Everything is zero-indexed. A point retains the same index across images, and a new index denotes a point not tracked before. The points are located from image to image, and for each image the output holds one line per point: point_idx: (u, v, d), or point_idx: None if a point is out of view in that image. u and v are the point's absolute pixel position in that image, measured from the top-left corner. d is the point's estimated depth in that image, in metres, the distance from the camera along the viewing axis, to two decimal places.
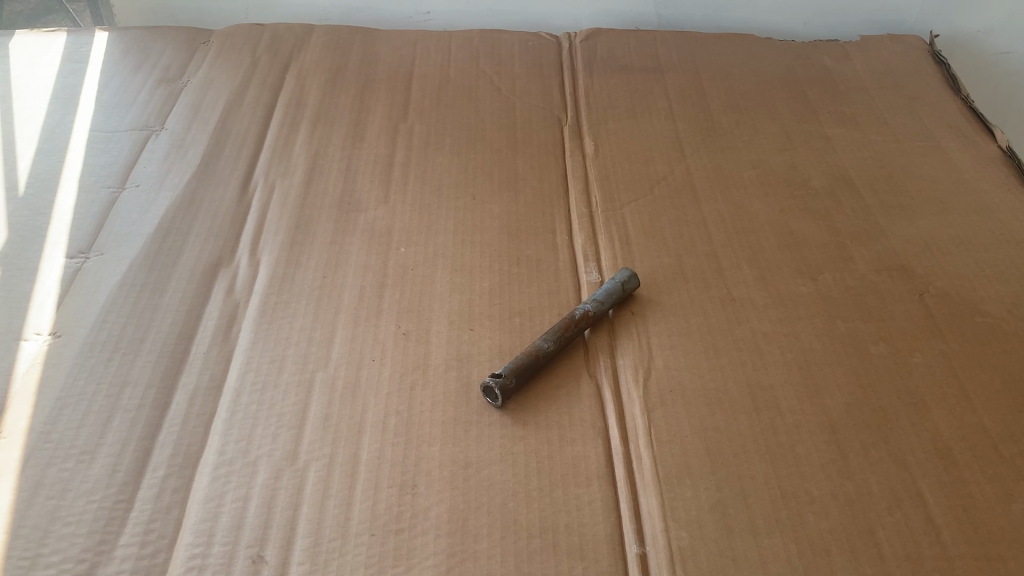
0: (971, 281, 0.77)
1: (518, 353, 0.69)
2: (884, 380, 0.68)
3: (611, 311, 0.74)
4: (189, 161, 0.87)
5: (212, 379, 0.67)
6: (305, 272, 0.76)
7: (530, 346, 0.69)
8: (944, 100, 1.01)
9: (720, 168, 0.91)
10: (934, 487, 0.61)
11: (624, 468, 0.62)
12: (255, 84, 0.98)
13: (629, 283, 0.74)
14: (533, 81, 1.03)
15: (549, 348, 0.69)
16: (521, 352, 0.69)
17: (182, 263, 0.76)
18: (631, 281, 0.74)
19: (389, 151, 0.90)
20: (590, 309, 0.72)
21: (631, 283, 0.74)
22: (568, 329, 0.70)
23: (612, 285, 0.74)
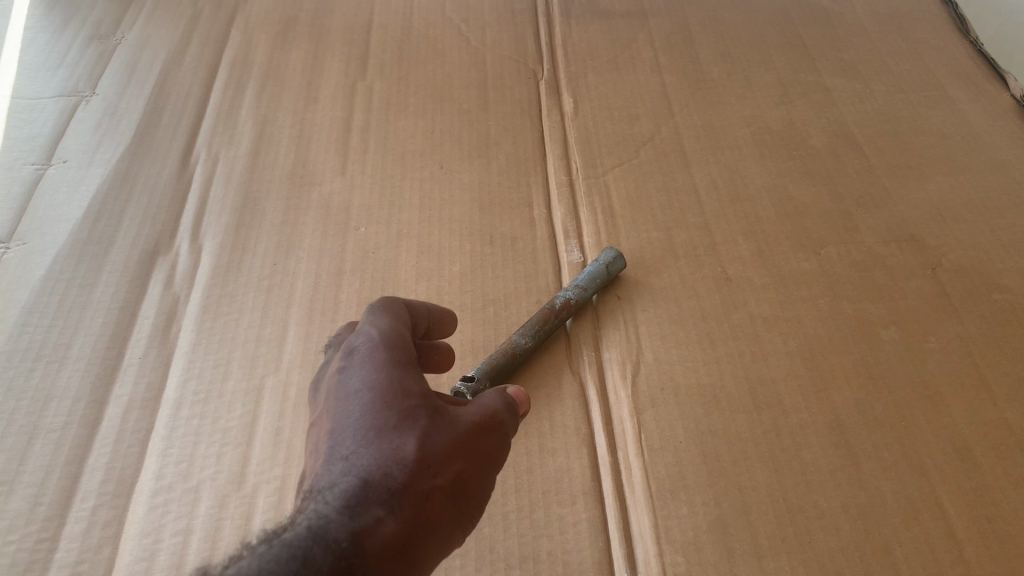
0: (987, 252, 0.70)
1: (493, 352, 0.62)
2: (896, 370, 0.62)
3: (594, 296, 0.67)
4: (123, 132, 0.78)
5: (148, 390, 0.59)
6: (253, 259, 0.68)
7: (505, 342, 0.62)
8: (950, 44, 0.93)
9: (711, 126, 0.83)
10: (954, 495, 0.55)
11: (612, 482, 0.56)
12: (197, 40, 0.89)
13: (614, 265, 0.67)
14: (505, 28, 0.93)
15: (527, 344, 0.61)
16: (495, 349, 0.61)
17: (115, 252, 0.68)
18: (616, 263, 0.67)
19: (346, 114, 0.82)
20: (573, 296, 0.65)
21: (616, 265, 0.67)
22: (549, 321, 0.63)
23: (595, 268, 0.66)
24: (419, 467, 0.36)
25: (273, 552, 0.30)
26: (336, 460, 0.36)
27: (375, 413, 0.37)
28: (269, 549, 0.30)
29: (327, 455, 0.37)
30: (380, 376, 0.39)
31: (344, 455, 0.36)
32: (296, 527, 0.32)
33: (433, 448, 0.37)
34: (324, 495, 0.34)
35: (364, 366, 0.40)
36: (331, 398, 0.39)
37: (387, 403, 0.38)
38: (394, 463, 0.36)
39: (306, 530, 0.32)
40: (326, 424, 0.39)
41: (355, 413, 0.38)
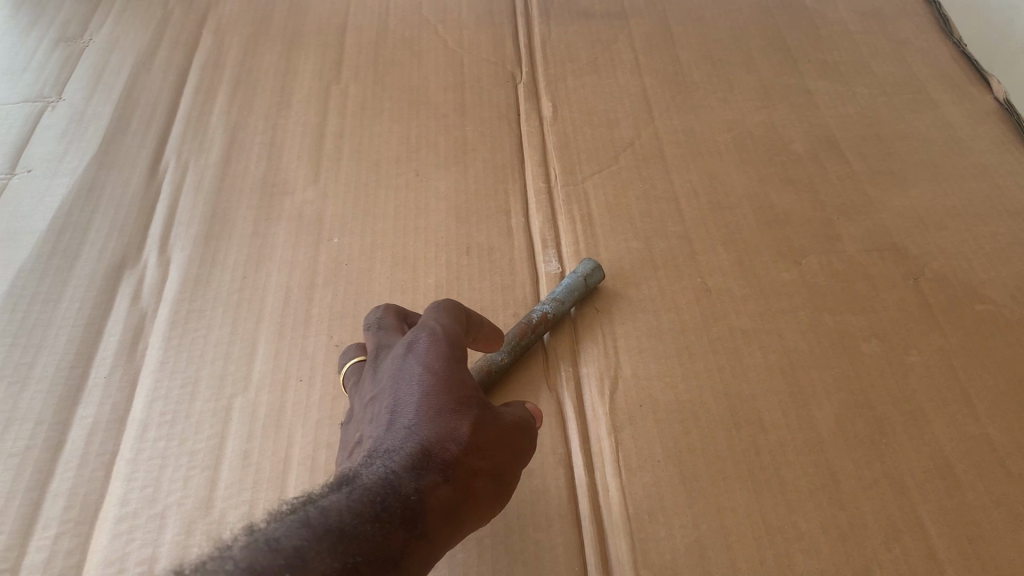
0: (970, 261, 0.69)
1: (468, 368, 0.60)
2: (877, 384, 0.61)
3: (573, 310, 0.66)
4: (90, 139, 0.76)
5: (114, 411, 0.58)
6: (223, 272, 0.67)
7: (481, 359, 0.60)
8: (933, 45, 0.92)
9: (692, 131, 0.81)
10: (935, 514, 0.54)
11: (588, 504, 0.55)
12: (168, 43, 0.87)
13: (592, 277, 0.65)
14: (483, 29, 0.92)
15: (504, 360, 0.60)
16: (471, 366, 0.60)
17: (81, 266, 0.66)
18: (594, 275, 0.65)
19: (320, 120, 0.80)
20: (550, 310, 0.63)
21: (595, 277, 0.66)
22: (526, 335, 0.62)
23: (572, 280, 0.65)
24: (474, 442, 0.41)
25: (355, 495, 0.34)
26: (399, 425, 0.40)
27: (437, 388, 0.42)
28: (352, 493, 0.35)
29: (389, 423, 0.41)
30: (441, 362, 0.43)
31: (407, 422, 0.40)
32: (371, 475, 0.36)
33: (483, 434, 0.41)
34: (391, 452, 0.38)
35: (428, 351, 0.43)
36: (392, 372, 0.43)
37: (446, 386, 0.42)
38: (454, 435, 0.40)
39: (382, 480, 0.36)
40: (387, 392, 0.43)
41: (418, 387, 0.42)
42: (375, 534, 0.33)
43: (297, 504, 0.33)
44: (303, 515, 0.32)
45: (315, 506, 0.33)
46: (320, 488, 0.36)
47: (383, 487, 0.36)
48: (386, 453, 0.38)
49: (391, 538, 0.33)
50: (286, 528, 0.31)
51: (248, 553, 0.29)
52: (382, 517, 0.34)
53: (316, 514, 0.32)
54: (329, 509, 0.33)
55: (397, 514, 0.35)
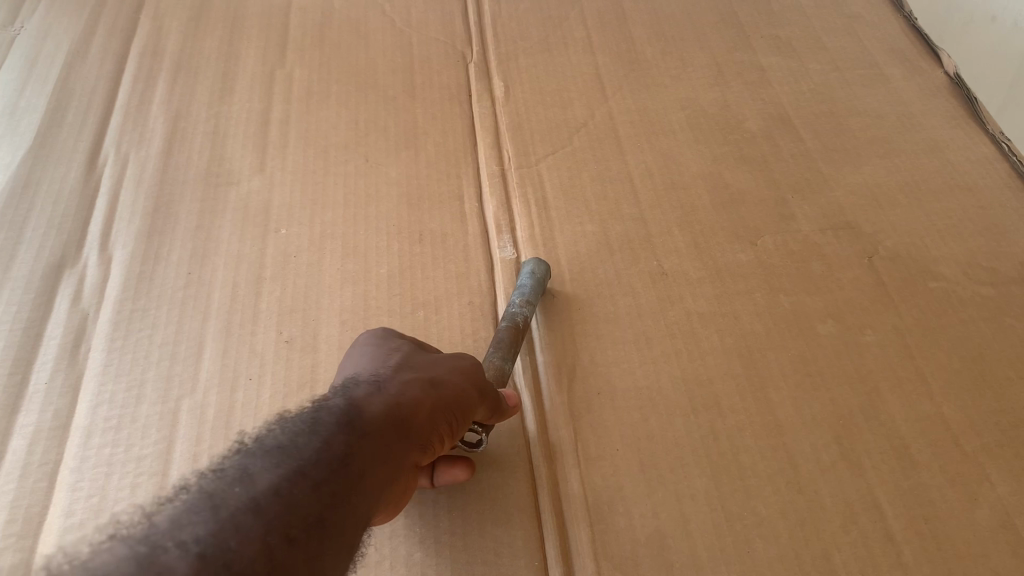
0: (922, 238, 0.69)
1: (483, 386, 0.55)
2: (834, 365, 0.61)
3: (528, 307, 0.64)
4: (23, 133, 0.73)
5: (56, 419, 0.56)
6: (167, 268, 0.65)
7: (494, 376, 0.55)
8: (883, 19, 0.92)
9: (645, 110, 0.80)
10: (892, 495, 0.54)
11: (548, 496, 0.54)
12: (103, 29, 0.83)
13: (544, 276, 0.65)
14: (432, 9, 0.89)
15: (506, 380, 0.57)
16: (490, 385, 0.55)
17: (17, 266, 0.63)
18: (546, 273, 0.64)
19: (265, 106, 0.78)
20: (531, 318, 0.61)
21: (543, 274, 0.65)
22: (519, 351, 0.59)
23: (534, 280, 0.62)
24: (473, 386, 0.47)
25: (383, 408, 0.39)
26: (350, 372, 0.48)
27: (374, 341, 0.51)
28: (378, 405, 0.39)
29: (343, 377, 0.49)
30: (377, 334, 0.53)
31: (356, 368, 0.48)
32: (393, 390, 0.41)
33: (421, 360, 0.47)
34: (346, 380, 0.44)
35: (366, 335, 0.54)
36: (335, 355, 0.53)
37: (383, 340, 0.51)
38: (459, 376, 0.47)
39: (399, 401, 0.41)
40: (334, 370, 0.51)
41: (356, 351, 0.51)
42: (390, 451, 0.38)
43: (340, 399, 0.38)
44: (346, 413, 0.36)
45: (358, 408, 0.37)
46: (347, 386, 0.40)
47: (400, 409, 0.40)
48: (398, 376, 0.43)
49: (399, 459, 0.38)
50: (335, 425, 0.35)
51: (303, 442, 0.32)
52: (396, 436, 0.39)
53: (354, 416, 0.37)
54: (364, 415, 0.37)
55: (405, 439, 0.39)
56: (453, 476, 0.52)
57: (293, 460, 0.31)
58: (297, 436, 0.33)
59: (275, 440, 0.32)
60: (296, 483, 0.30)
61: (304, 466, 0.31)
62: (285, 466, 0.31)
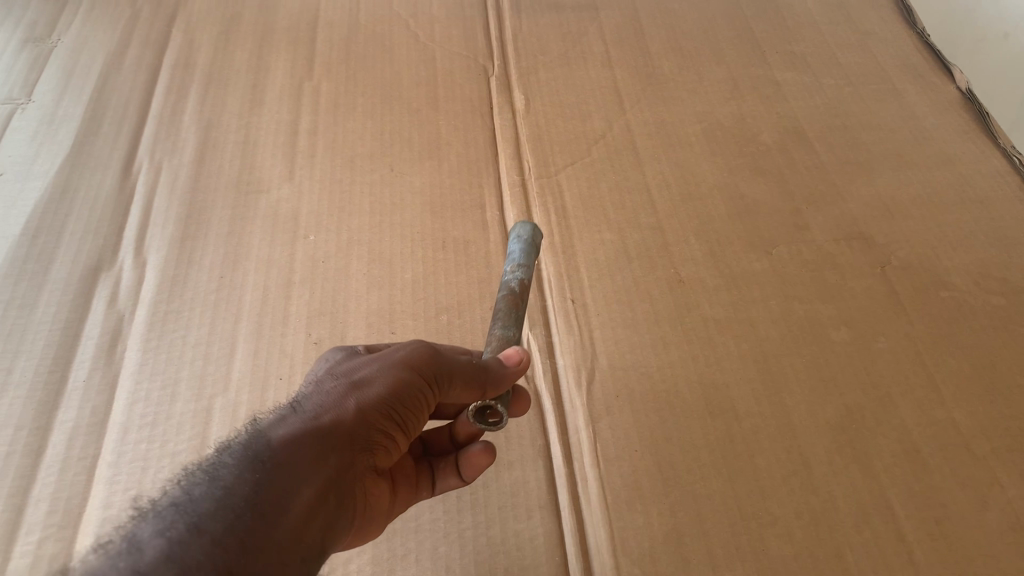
0: (934, 249, 0.71)
1: (484, 354, 0.53)
2: (847, 371, 0.62)
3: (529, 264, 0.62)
4: (61, 142, 0.76)
5: (94, 415, 0.58)
6: (199, 272, 0.67)
7: (491, 342, 0.54)
8: (897, 35, 0.93)
9: (662, 122, 0.82)
10: (903, 497, 0.55)
11: (568, 494, 0.56)
12: (137, 42, 0.86)
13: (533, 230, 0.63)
14: (454, 23, 0.92)
15: (515, 336, 0.54)
16: (489, 350, 0.53)
17: (56, 269, 0.66)
18: (535, 228, 0.62)
19: (293, 117, 0.80)
20: (524, 275, 0.58)
21: (535, 230, 0.62)
22: (519, 306, 0.56)
23: (522, 236, 0.61)
24: (421, 365, 0.47)
25: (296, 429, 0.41)
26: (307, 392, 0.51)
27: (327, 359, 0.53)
28: (292, 427, 0.41)
29: None
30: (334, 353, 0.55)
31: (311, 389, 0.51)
32: (313, 409, 0.43)
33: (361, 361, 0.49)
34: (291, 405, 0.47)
35: None
36: None
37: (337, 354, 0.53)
38: (399, 360, 0.47)
39: (319, 416, 0.43)
40: None
41: None
42: (313, 467, 0.40)
43: (250, 435, 0.40)
44: (254, 448, 0.39)
45: (266, 441, 0.40)
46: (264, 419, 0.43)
47: (320, 422, 0.43)
48: (325, 390, 0.45)
49: (326, 471, 0.41)
50: (238, 464, 0.38)
51: (203, 492, 0.36)
52: (316, 451, 0.41)
53: (262, 448, 0.39)
54: (272, 442, 0.40)
55: (331, 449, 0.42)
56: (477, 465, 0.54)
57: (190, 514, 0.34)
58: (196, 490, 0.36)
59: (171, 498, 0.35)
60: (189, 541, 0.33)
61: (197, 521, 0.34)
62: (180, 521, 0.33)
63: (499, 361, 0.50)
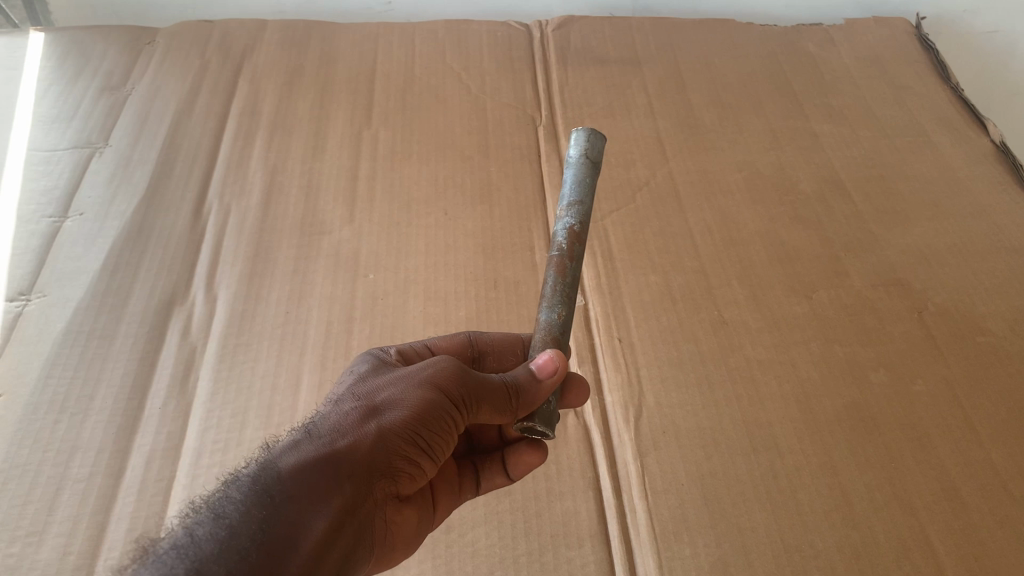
0: (970, 295, 0.73)
1: (533, 346, 0.54)
2: (886, 412, 0.65)
3: (591, 187, 0.56)
4: (136, 185, 0.81)
5: (170, 440, 0.62)
6: (266, 308, 0.71)
7: (536, 330, 0.54)
8: (932, 90, 0.97)
9: (704, 171, 0.86)
10: (943, 534, 0.57)
11: (617, 524, 0.58)
12: (206, 91, 0.92)
13: (592, 147, 0.56)
14: (504, 76, 0.96)
15: (562, 316, 0.54)
16: (534, 344, 0.54)
17: (133, 303, 0.70)
18: (592, 143, 0.55)
19: (353, 163, 0.85)
20: (576, 222, 0.54)
21: (595, 145, 0.56)
22: (567, 271, 0.54)
23: (573, 174, 0.55)
24: (443, 388, 0.49)
25: (307, 460, 0.43)
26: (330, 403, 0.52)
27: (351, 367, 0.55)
28: (305, 454, 0.44)
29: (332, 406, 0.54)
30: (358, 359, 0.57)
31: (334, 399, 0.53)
32: (327, 435, 0.45)
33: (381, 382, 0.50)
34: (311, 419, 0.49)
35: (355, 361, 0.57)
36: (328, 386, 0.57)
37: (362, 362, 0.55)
38: (422, 382, 0.49)
39: (334, 440, 0.45)
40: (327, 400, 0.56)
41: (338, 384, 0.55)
42: (323, 495, 0.42)
43: (262, 464, 0.43)
44: (264, 479, 0.41)
45: (277, 473, 0.42)
46: (280, 443, 0.45)
47: (333, 450, 0.45)
48: (342, 415, 0.47)
49: (338, 499, 0.43)
50: (246, 497, 0.40)
51: (209, 532, 0.38)
52: (327, 479, 0.43)
53: (272, 478, 0.42)
54: (282, 472, 0.42)
55: (345, 475, 0.44)
56: (527, 463, 0.60)
57: (193, 557, 0.37)
58: (201, 530, 0.38)
59: (178, 538, 0.38)
60: None
61: (200, 563, 0.36)
62: (182, 565, 0.36)
63: (532, 377, 0.51)
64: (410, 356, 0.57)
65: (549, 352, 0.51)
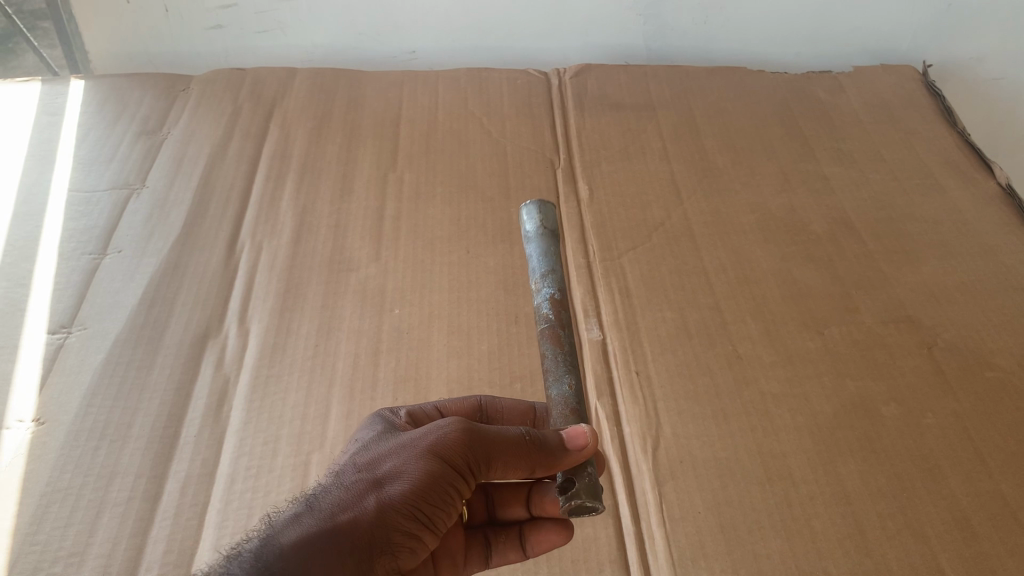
0: (979, 331, 0.75)
1: (552, 422, 0.55)
2: (898, 444, 0.66)
3: (556, 260, 0.62)
4: (172, 224, 0.84)
5: (204, 466, 0.64)
6: (296, 341, 0.74)
7: (551, 404, 0.55)
8: (939, 135, 1.00)
9: (718, 212, 0.89)
10: (954, 562, 0.59)
11: (635, 550, 0.60)
12: (238, 136, 0.96)
13: (546, 222, 0.63)
14: (524, 121, 1.00)
15: (572, 387, 0.55)
16: (555, 420, 0.55)
17: (169, 336, 0.73)
18: (545, 214, 0.63)
19: (379, 204, 0.88)
20: (554, 290, 0.59)
21: (549, 216, 0.64)
22: (561, 338, 0.57)
23: (538, 249, 0.62)
24: (446, 454, 0.50)
25: (308, 536, 0.45)
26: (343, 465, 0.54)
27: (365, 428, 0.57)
28: (305, 529, 0.45)
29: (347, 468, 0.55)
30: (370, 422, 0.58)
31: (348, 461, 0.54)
32: (331, 509, 0.47)
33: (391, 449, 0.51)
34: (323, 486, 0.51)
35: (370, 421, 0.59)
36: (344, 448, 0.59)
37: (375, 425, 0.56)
38: (425, 449, 0.50)
39: (336, 514, 0.47)
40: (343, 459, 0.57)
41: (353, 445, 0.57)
42: (320, 569, 0.44)
43: (265, 542, 0.45)
44: (264, 559, 0.43)
45: (276, 550, 0.44)
46: (283, 518, 0.47)
47: (334, 524, 0.46)
48: (348, 487, 0.49)
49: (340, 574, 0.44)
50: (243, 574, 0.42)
51: None
52: (326, 552, 0.44)
53: (272, 554, 0.44)
54: (281, 549, 0.44)
55: (346, 549, 0.45)
56: (548, 542, 0.61)
57: None
58: None
59: None
60: None
61: None
62: None
63: (561, 444, 0.51)
64: (420, 417, 0.60)
65: (580, 427, 0.52)
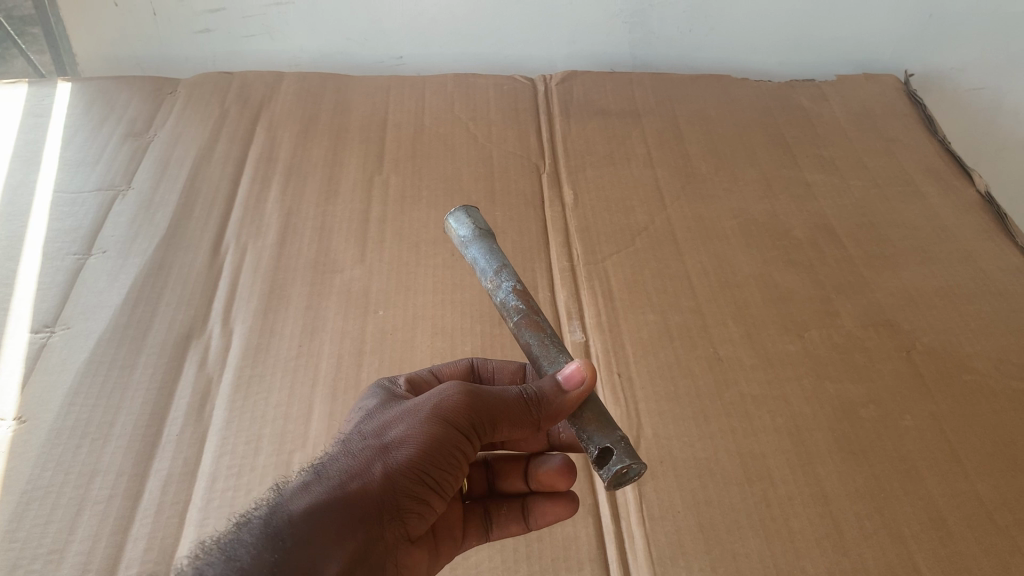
0: (957, 335, 0.76)
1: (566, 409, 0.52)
2: (876, 446, 0.67)
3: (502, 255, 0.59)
4: (158, 225, 0.84)
5: (185, 465, 0.64)
6: (280, 341, 0.74)
7: None
8: (920, 143, 1.01)
9: (701, 217, 0.89)
10: (930, 561, 0.59)
11: (615, 548, 0.61)
12: (225, 138, 0.96)
13: (480, 221, 0.61)
14: (510, 126, 1.01)
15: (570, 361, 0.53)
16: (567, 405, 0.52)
17: (153, 335, 0.73)
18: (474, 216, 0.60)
19: (364, 207, 0.88)
20: (515, 282, 0.56)
21: (478, 219, 0.61)
22: (540, 324, 0.54)
23: (482, 249, 0.58)
24: (451, 417, 0.50)
25: (318, 502, 0.45)
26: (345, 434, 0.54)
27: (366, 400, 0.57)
28: (316, 497, 0.45)
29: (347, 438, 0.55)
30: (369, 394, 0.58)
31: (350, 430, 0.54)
32: (340, 476, 0.47)
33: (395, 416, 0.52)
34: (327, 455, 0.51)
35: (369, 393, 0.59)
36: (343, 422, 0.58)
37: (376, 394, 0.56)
38: (429, 413, 0.50)
39: (344, 482, 0.47)
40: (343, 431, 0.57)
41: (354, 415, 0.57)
42: (330, 535, 0.44)
43: (274, 507, 0.45)
44: (274, 524, 0.43)
45: (288, 514, 0.44)
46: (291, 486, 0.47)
47: (343, 491, 0.46)
48: (355, 454, 0.49)
49: (353, 541, 0.45)
50: (256, 540, 0.42)
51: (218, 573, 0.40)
52: (338, 518, 0.45)
53: (284, 519, 0.44)
54: (292, 513, 0.44)
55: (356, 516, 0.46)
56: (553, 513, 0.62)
57: None
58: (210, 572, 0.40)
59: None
60: None
61: None
62: None
63: (562, 390, 0.51)
64: (419, 383, 0.61)
65: (575, 362, 0.51)
